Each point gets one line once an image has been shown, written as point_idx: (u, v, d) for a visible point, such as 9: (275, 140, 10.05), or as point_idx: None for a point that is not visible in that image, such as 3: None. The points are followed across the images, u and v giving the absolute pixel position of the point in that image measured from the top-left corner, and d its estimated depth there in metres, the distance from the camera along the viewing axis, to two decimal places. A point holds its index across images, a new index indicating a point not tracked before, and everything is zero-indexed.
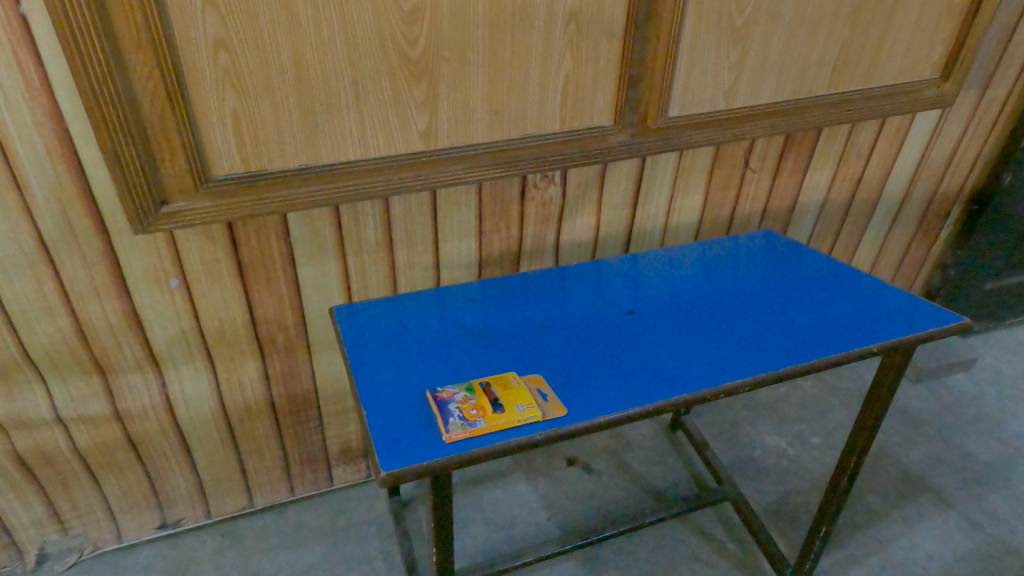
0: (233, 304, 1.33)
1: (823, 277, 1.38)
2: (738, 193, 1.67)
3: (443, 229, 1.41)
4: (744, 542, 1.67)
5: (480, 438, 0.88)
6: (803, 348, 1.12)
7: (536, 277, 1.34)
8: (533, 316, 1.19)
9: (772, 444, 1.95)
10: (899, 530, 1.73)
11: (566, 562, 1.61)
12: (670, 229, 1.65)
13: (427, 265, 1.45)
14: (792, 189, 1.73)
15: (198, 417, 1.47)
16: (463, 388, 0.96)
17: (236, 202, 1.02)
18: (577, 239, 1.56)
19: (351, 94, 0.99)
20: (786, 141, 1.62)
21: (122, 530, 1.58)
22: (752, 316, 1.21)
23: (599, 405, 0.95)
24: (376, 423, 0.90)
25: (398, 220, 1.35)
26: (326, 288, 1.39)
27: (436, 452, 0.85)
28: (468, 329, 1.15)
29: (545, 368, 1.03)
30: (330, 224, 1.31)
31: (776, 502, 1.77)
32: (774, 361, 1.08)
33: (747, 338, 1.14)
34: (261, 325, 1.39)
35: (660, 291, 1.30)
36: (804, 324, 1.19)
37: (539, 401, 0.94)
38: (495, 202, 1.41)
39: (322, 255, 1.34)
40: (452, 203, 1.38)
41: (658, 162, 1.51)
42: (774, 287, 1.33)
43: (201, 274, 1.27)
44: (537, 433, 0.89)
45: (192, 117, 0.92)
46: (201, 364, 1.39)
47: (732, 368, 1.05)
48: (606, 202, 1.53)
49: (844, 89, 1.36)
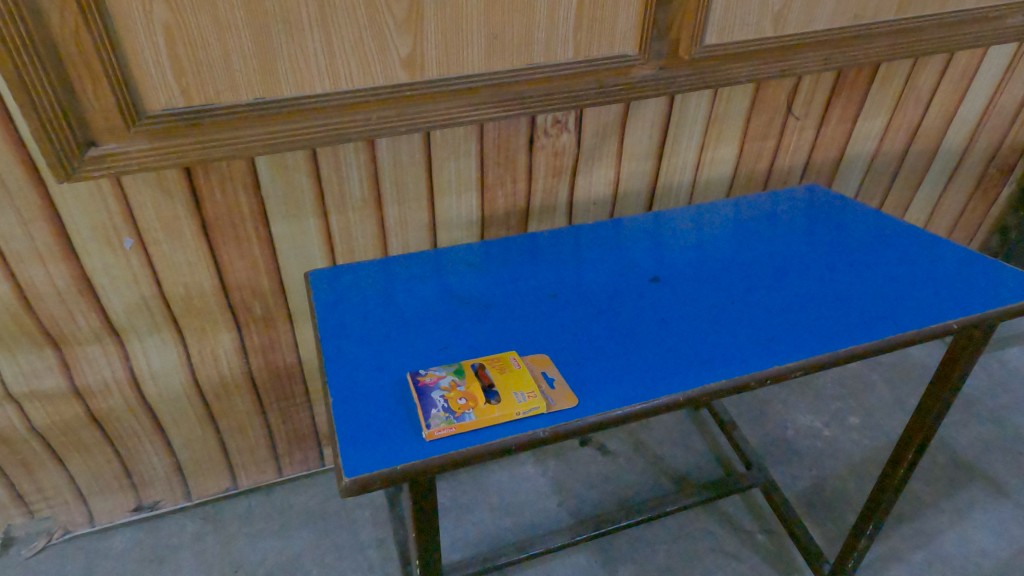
0: (199, 269, 1.17)
1: (878, 239, 1.19)
2: (777, 143, 1.47)
3: (439, 182, 1.23)
4: (775, 534, 1.51)
5: (468, 435, 0.71)
6: (865, 324, 0.93)
7: (545, 238, 1.16)
8: (541, 284, 1.02)
9: (807, 424, 1.78)
10: (948, 522, 1.56)
11: (578, 553, 1.47)
12: (699, 184, 1.46)
13: (421, 224, 1.27)
14: (839, 140, 1.52)
15: (170, 393, 1.32)
16: (450, 370, 0.79)
17: (179, 144, 0.84)
18: (592, 194, 1.37)
19: (314, 8, 0.80)
20: (836, 82, 1.41)
21: (94, 513, 1.46)
22: (800, 285, 1.03)
23: (617, 393, 0.77)
24: (343, 413, 0.74)
25: (386, 172, 1.17)
26: (306, 250, 1.22)
27: (414, 454, 0.68)
28: (463, 298, 0.98)
29: (553, 347, 0.86)
30: (308, 175, 1.13)
31: (811, 489, 1.60)
32: (832, 340, 0.89)
33: (796, 312, 0.96)
34: (234, 292, 1.23)
35: (688, 254, 1.11)
36: (864, 295, 1.01)
37: (545, 389, 0.77)
38: (498, 152, 1.23)
39: (299, 212, 1.17)
40: (449, 153, 1.19)
41: (689, 105, 1.31)
42: (823, 251, 1.15)
43: (159, 233, 1.10)
44: (541, 430, 0.72)
45: (116, 36, 0.74)
46: (168, 335, 1.24)
47: (781, 348, 0.87)
48: (626, 152, 1.33)
49: (913, 16, 1.15)
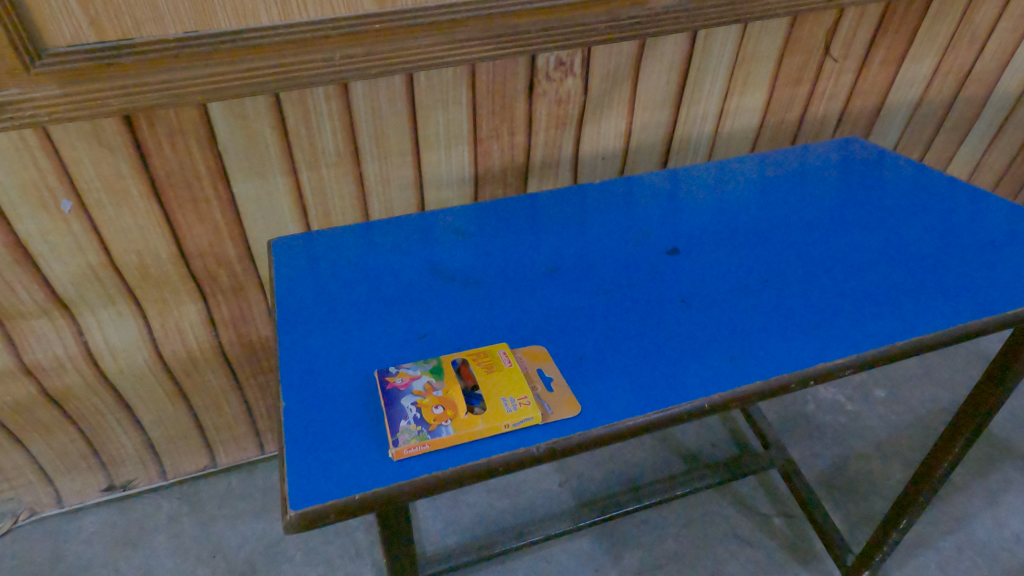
0: (152, 234, 1.03)
1: (929, 199, 1.03)
2: (811, 89, 1.30)
3: (425, 135, 1.07)
4: (793, 517, 1.41)
5: (445, 453, 0.58)
6: (924, 308, 0.79)
7: (546, 199, 1.01)
8: (541, 256, 0.88)
9: (828, 398, 1.66)
10: (981, 505, 1.45)
11: (581, 538, 1.37)
12: (721, 135, 1.30)
13: (406, 183, 1.12)
14: (880, 85, 1.35)
15: (132, 369, 1.20)
16: (425, 369, 0.66)
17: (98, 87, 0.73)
18: (601, 148, 1.22)
19: None
20: (882, 18, 1.23)
21: (62, 494, 1.36)
22: (844, 259, 0.88)
23: (629, 397, 0.64)
24: (294, 425, 0.60)
25: (364, 124, 1.02)
26: (275, 212, 1.08)
27: (377, 479, 0.56)
28: (448, 273, 0.84)
29: (551, 337, 0.72)
30: (272, 127, 0.98)
31: (833, 469, 1.49)
32: (886, 328, 0.75)
33: (841, 293, 0.81)
34: (195, 260, 1.09)
35: (709, 221, 0.97)
36: (920, 270, 0.86)
37: (540, 393, 0.64)
38: (493, 99, 1.07)
39: (264, 169, 1.02)
40: (436, 100, 1.03)
41: (713, 45, 1.14)
42: (866, 215, 0.99)
43: (102, 194, 0.95)
44: (535, 446, 0.59)
45: None
46: (125, 307, 1.11)
47: (827, 340, 0.73)
48: (640, 99, 1.17)
49: None
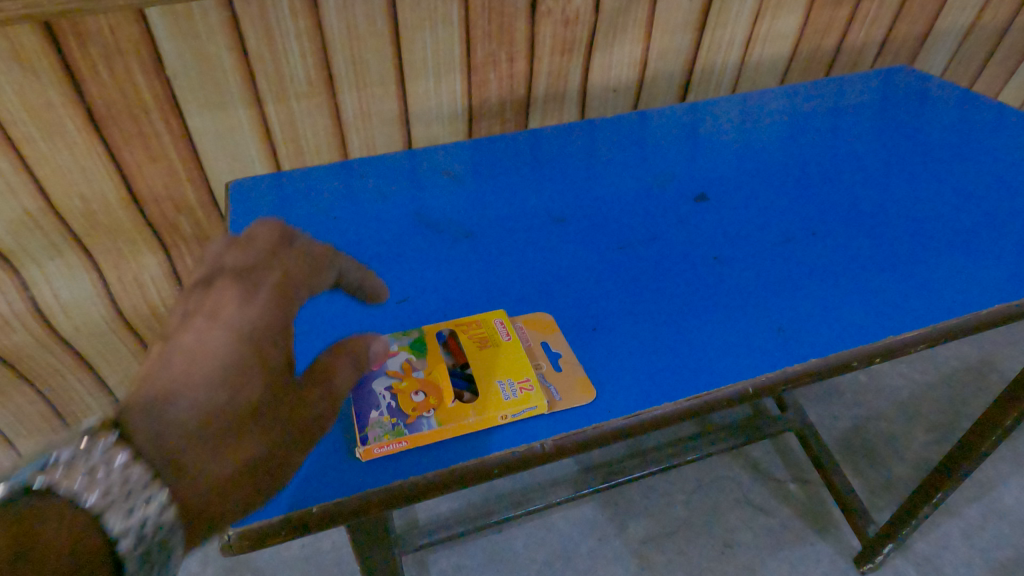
0: (97, 176, 0.89)
1: (992, 135, 0.90)
2: (852, 11, 1.14)
3: (412, 61, 0.92)
4: (810, 483, 1.32)
5: (425, 454, 0.47)
6: (1002, 267, 0.67)
7: (552, 135, 0.88)
8: (545, 202, 0.75)
9: None
10: (1006, 469, 1.36)
11: (583, 506, 1.28)
12: (748, 64, 1.15)
13: (389, 117, 0.98)
14: (930, 7, 1.19)
15: (90, 327, 1.08)
16: (404, 343, 0.55)
17: None
18: (612, 79, 1.07)
19: None
20: None
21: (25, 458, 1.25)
22: (901, 207, 0.76)
23: (655, 380, 0.53)
24: None
25: (339, 48, 0.87)
26: (240, 150, 0.94)
27: (342, 486, 0.45)
28: (438, 222, 0.71)
29: (559, 304, 0.60)
30: (229, 50, 0.83)
31: (852, 431, 1.40)
32: (960, 293, 0.63)
33: (900, 249, 0.69)
34: (150, 205, 0.96)
35: (738, 161, 0.83)
36: (992, 219, 0.73)
37: (545, 373, 0.53)
38: (489, 18, 0.91)
39: (223, 100, 0.87)
40: (423, 19, 0.88)
41: None
42: (920, 155, 0.86)
43: (31, 126, 0.81)
44: (538, 441, 0.48)
45: None
46: (74, 259, 0.98)
47: (890, 306, 0.61)
48: (660, 21, 1.01)
49: None
